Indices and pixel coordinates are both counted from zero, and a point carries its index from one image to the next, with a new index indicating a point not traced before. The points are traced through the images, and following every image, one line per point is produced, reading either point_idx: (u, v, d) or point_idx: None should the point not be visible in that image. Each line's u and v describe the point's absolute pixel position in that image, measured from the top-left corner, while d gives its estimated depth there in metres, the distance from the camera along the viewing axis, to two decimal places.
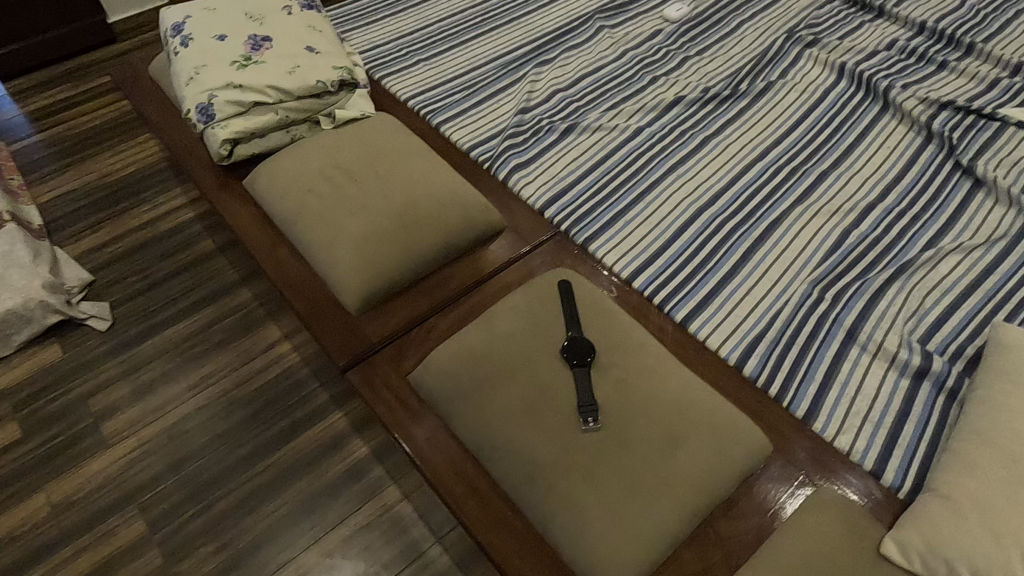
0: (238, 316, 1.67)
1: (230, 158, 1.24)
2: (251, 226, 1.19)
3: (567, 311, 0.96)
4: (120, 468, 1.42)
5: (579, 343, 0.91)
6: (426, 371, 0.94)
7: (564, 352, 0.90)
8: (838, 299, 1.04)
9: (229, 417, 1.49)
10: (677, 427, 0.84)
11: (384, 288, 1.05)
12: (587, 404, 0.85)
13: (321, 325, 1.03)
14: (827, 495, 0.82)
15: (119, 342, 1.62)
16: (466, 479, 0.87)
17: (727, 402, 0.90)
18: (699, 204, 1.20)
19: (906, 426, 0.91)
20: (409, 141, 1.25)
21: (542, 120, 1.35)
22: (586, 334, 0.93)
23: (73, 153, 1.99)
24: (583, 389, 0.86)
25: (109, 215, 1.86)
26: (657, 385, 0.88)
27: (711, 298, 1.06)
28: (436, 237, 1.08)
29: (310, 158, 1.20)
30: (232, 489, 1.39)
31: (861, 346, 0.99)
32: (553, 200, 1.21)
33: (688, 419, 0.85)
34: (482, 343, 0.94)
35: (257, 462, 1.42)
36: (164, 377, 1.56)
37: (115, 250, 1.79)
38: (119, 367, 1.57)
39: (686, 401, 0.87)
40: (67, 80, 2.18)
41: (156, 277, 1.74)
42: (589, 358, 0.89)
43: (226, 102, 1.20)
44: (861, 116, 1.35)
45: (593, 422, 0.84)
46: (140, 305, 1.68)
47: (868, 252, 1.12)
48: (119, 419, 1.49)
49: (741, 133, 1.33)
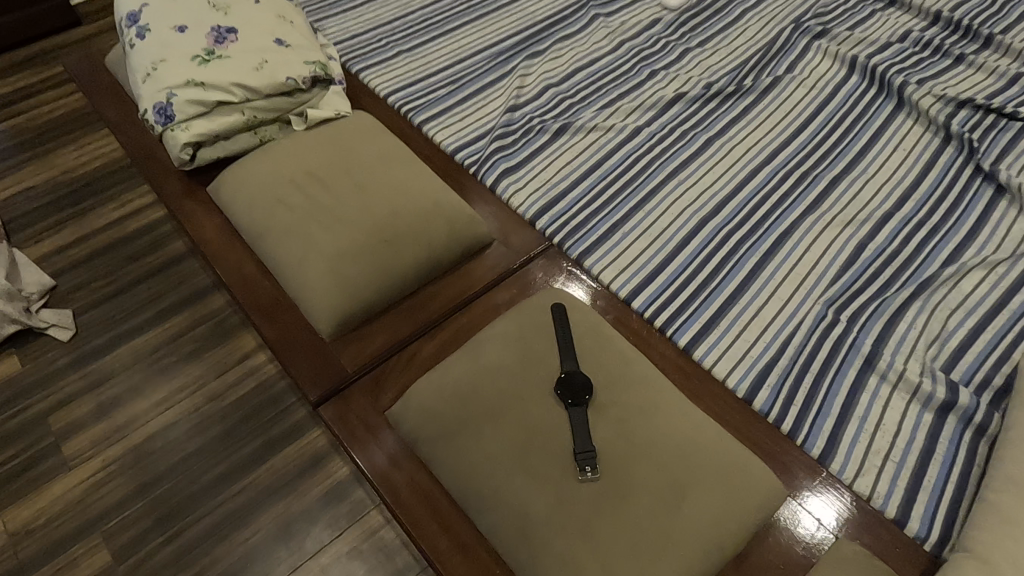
0: (212, 324, 1.57)
1: (193, 163, 1.14)
2: (217, 239, 1.09)
3: (562, 340, 0.87)
4: (84, 491, 1.33)
5: (575, 379, 0.82)
6: (408, 409, 0.85)
7: (559, 390, 0.81)
8: (854, 321, 0.96)
9: (200, 435, 1.40)
10: (685, 475, 0.76)
11: (361, 311, 0.96)
12: (585, 450, 0.76)
13: (291, 353, 0.94)
14: (847, 548, 0.74)
15: (84, 353, 1.52)
16: (450, 530, 0.79)
17: (738, 442, 0.82)
18: (703, 214, 1.11)
19: (931, 466, 0.84)
20: (389, 144, 1.14)
21: (533, 118, 1.25)
22: (583, 367, 0.85)
23: (34, 146, 1.87)
24: (579, 433, 0.78)
25: (73, 213, 1.75)
26: (663, 426, 0.80)
27: (717, 320, 0.98)
28: (418, 254, 0.99)
29: (280, 163, 1.10)
30: (204, 513, 1.30)
31: (880, 376, 0.91)
32: (545, 208, 1.12)
33: (696, 466, 0.77)
34: (467, 377, 0.85)
35: (230, 484, 1.34)
36: (132, 391, 1.47)
37: (79, 252, 1.68)
38: (84, 380, 1.48)
39: (693, 444, 0.79)
40: (29, 66, 2.05)
41: (123, 282, 1.63)
42: (588, 395, 0.81)
43: (187, 101, 1.09)
44: (874, 115, 1.26)
45: (592, 470, 0.75)
46: (106, 312, 1.58)
47: (885, 268, 1.03)
48: (83, 437, 1.40)
49: (747, 134, 1.24)
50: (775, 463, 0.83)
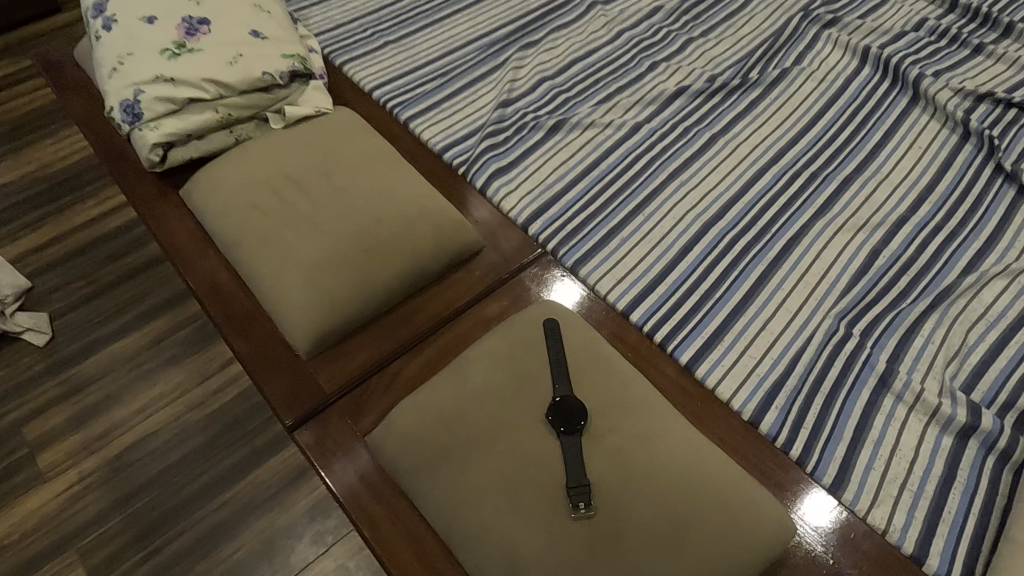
0: (194, 328, 1.51)
1: (164, 164, 1.07)
2: (189, 246, 1.02)
3: (553, 361, 0.81)
4: (60, 505, 1.27)
5: (568, 404, 0.76)
6: (388, 435, 0.79)
7: (550, 417, 0.75)
8: (867, 335, 0.90)
9: (181, 446, 1.35)
10: (687, 511, 0.70)
11: (340, 327, 0.90)
12: (579, 485, 0.70)
13: (266, 372, 0.88)
14: None
15: (61, 358, 1.46)
16: (431, 571, 0.73)
17: (743, 472, 0.76)
18: (706, 218, 1.05)
19: (951, 496, 0.78)
20: (372, 144, 1.08)
21: (526, 114, 1.18)
22: (577, 390, 0.79)
23: (10, 139, 1.79)
24: (572, 466, 0.72)
25: (51, 211, 1.68)
26: (663, 456, 0.74)
27: (721, 335, 0.92)
28: (402, 265, 0.93)
29: (256, 165, 1.03)
30: (184, 529, 1.25)
31: (895, 396, 0.85)
32: (539, 213, 1.05)
33: (699, 501, 0.71)
34: (452, 401, 0.79)
35: (211, 498, 1.28)
36: (111, 398, 1.41)
37: (57, 251, 1.62)
38: (60, 388, 1.42)
39: (696, 476, 0.73)
40: (5, 56, 1.97)
41: (102, 284, 1.57)
42: (582, 422, 0.75)
43: (155, 98, 1.01)
44: (888, 110, 1.19)
45: (586, 507, 0.70)
46: (85, 315, 1.52)
47: (900, 277, 0.97)
48: (59, 448, 1.34)
49: (753, 131, 1.17)
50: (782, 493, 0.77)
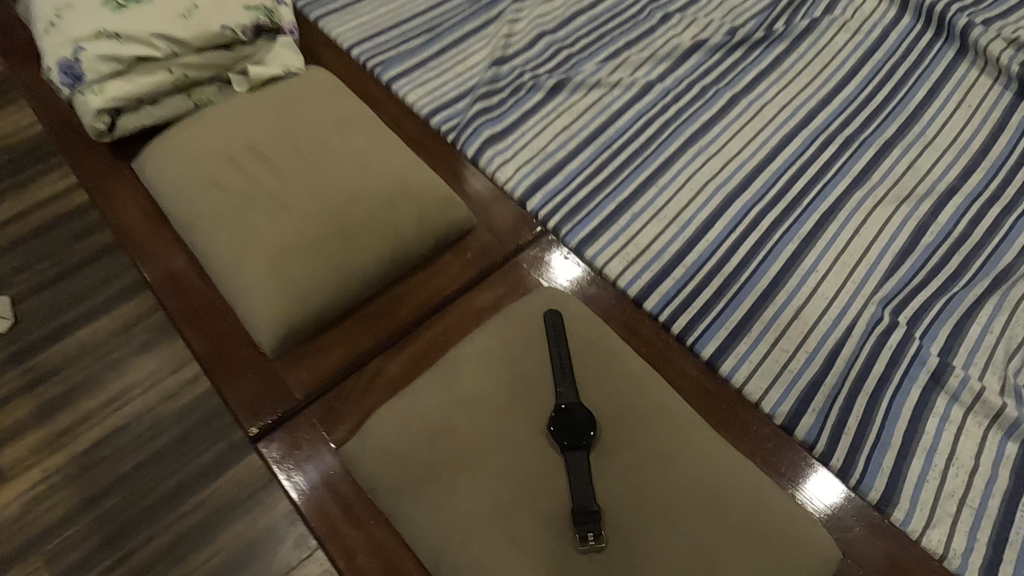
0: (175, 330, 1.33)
1: (113, 134, 0.94)
2: (142, 227, 0.90)
3: (555, 366, 0.70)
4: (23, 507, 1.15)
5: (574, 416, 0.65)
6: (365, 448, 0.68)
7: (552, 429, 0.65)
8: (915, 324, 0.79)
9: (154, 440, 1.22)
10: (713, 542, 0.60)
11: (311, 321, 0.78)
12: (588, 513, 0.60)
13: (226, 374, 0.77)
14: None
15: (22, 346, 1.30)
16: None
17: (780, 491, 0.65)
18: (729, 189, 0.92)
19: (1018, 514, 0.68)
20: (347, 110, 0.95)
21: (524, 73, 1.05)
22: (584, 401, 0.68)
23: None
24: (578, 487, 0.62)
25: (13, 185, 1.49)
26: (687, 480, 0.63)
27: (748, 325, 0.80)
28: (381, 247, 0.81)
29: (215, 134, 0.90)
30: (157, 532, 1.14)
31: (951, 396, 0.74)
32: (538, 185, 0.93)
33: (727, 531, 0.60)
34: (437, 410, 0.68)
35: (187, 497, 1.17)
36: (79, 389, 1.26)
37: (20, 229, 1.44)
38: (21, 378, 1.27)
39: (725, 500, 0.62)
40: None
41: (70, 263, 1.40)
42: (590, 439, 0.64)
43: (97, 57, 0.88)
44: (932, 64, 1.06)
45: (596, 539, 0.59)
46: (51, 299, 1.36)
47: (952, 257, 0.85)
48: (21, 444, 1.21)
49: (779, 90, 1.03)
50: (827, 513, 0.66)
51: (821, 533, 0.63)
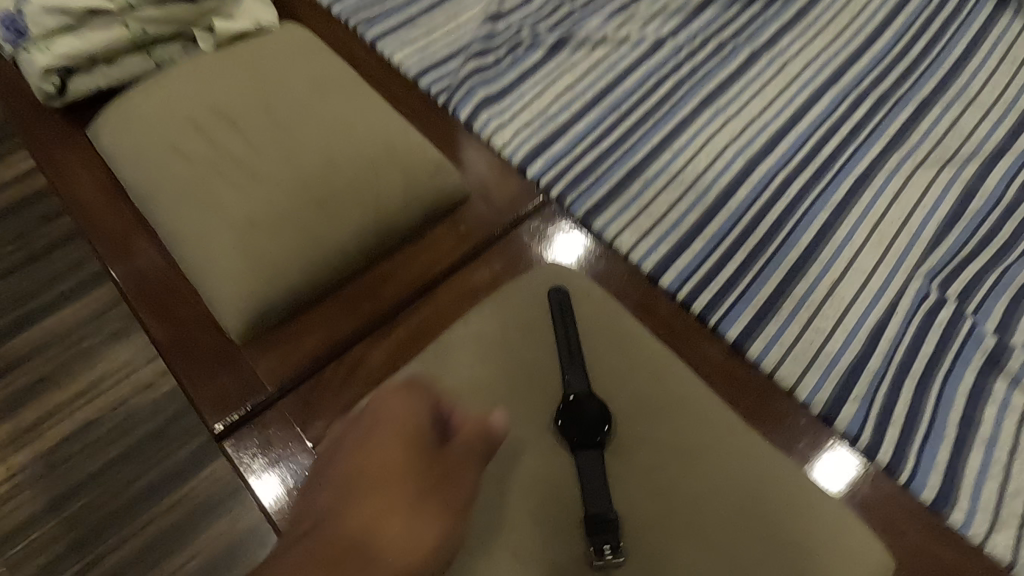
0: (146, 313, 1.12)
1: (64, 99, 0.84)
2: (95, 199, 0.80)
3: (563, 352, 0.62)
4: None
5: (586, 409, 0.57)
6: None
7: (560, 424, 0.57)
8: (967, 300, 0.70)
9: (127, 436, 1.04)
10: (746, 554, 0.53)
11: (284, 303, 0.69)
12: (604, 522, 0.52)
13: (188, 364, 0.68)
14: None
15: None
16: None
17: (819, 492, 0.58)
18: (753, 151, 0.82)
19: None
20: (322, 65, 0.84)
21: (522, 28, 0.94)
22: (595, 391, 0.59)
23: None
24: (592, 491, 0.54)
25: None
26: (714, 483, 0.56)
27: (778, 302, 0.71)
28: (364, 219, 0.72)
29: (175, 94, 0.79)
30: (128, 536, 0.97)
31: (1010, 380, 0.66)
32: (539, 150, 0.83)
33: (756, 537, 0.53)
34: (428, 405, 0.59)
35: (162, 496, 0.99)
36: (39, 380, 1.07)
37: None
38: None
39: (755, 506, 0.55)
40: None
41: (34, 249, 1.17)
42: (605, 436, 0.56)
43: (42, 9, 0.78)
44: (973, 15, 0.95)
45: (614, 553, 0.51)
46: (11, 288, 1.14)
47: (1005, 224, 0.76)
48: None
49: (805, 43, 0.93)
50: (869, 513, 0.59)
51: (864, 541, 0.55)
